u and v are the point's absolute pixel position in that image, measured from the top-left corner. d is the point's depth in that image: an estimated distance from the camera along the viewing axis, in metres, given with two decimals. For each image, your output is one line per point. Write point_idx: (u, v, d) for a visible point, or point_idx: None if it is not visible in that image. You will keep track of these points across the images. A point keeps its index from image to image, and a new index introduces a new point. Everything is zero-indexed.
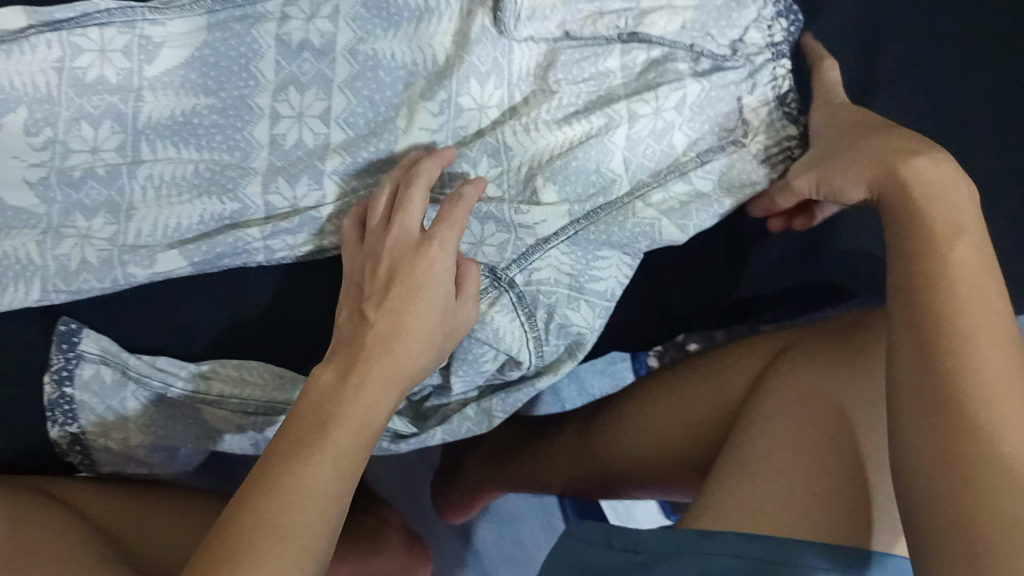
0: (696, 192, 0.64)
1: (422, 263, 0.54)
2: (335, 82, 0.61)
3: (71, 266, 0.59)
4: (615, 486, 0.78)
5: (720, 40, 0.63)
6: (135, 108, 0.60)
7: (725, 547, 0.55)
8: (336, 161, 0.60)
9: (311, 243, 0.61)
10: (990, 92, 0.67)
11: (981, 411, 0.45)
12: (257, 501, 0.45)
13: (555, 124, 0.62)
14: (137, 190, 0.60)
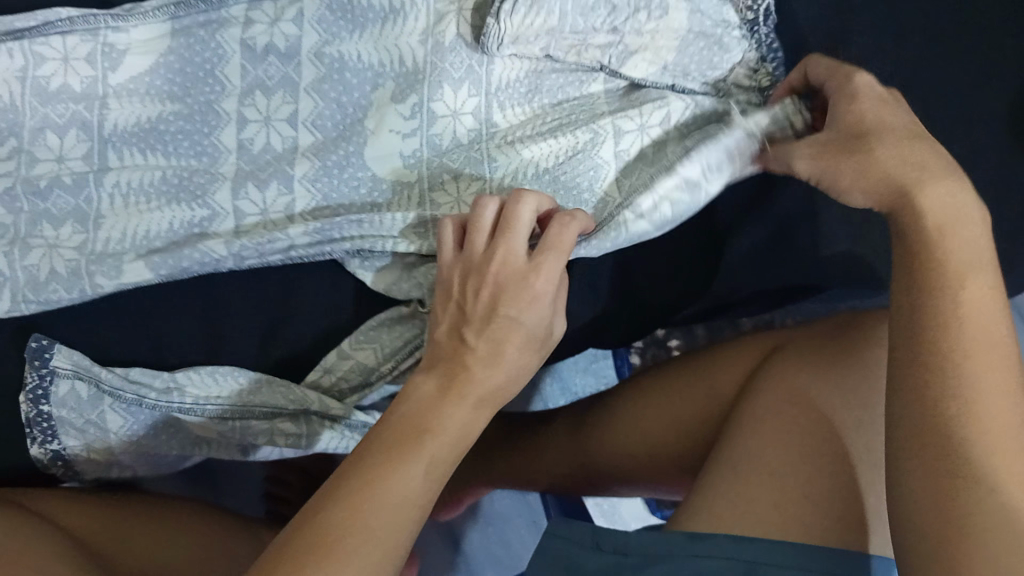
0: (683, 179, 0.56)
1: (527, 289, 0.48)
2: (301, 85, 0.61)
3: (41, 277, 0.58)
4: (603, 484, 0.75)
5: (699, 79, 0.61)
6: (100, 115, 0.60)
7: (709, 550, 0.54)
8: (306, 165, 0.60)
9: (281, 255, 0.58)
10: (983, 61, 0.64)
11: (975, 423, 0.42)
12: (351, 496, 0.41)
13: (540, 138, 0.59)
14: (105, 198, 0.60)
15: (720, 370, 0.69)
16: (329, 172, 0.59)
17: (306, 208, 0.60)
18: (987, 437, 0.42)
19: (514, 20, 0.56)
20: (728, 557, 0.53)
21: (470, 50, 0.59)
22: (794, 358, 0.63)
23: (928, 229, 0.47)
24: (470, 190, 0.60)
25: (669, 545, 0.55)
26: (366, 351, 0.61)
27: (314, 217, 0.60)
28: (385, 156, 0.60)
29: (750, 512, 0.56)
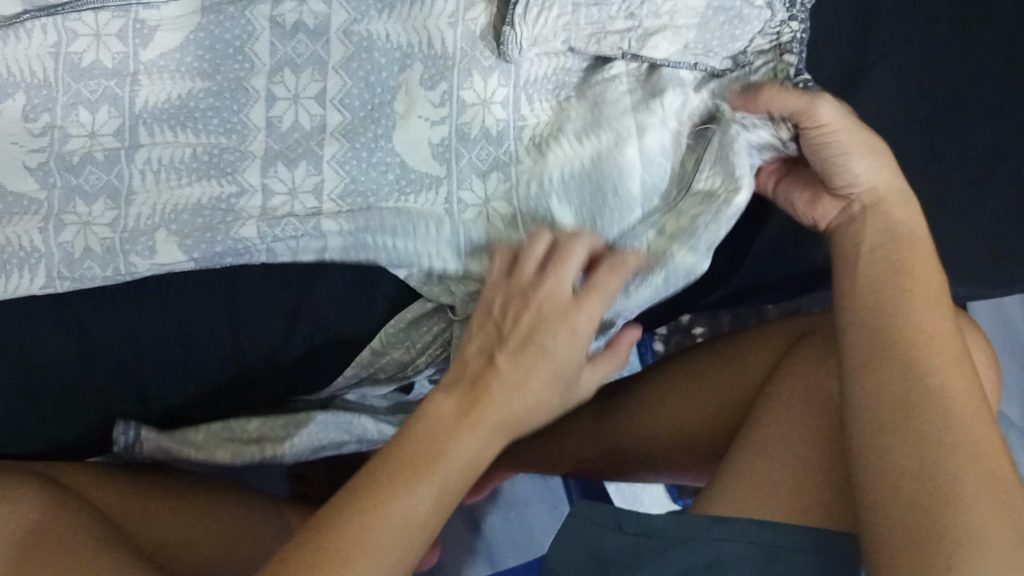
0: (703, 193, 0.58)
1: (564, 326, 0.51)
2: (330, 64, 0.61)
3: (75, 254, 0.59)
4: (629, 469, 0.76)
5: (721, 54, 0.60)
6: (131, 92, 0.60)
7: (737, 534, 0.54)
8: (335, 147, 0.60)
9: (316, 252, 0.61)
10: (987, 68, 0.67)
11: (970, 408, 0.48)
12: (359, 510, 0.45)
13: (573, 135, 0.60)
14: (137, 174, 0.60)
15: (749, 351, 0.69)
16: (357, 154, 0.60)
17: (335, 189, 0.60)
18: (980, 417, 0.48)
19: (529, 22, 0.58)
20: (750, 542, 0.54)
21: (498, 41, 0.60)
22: (825, 336, 0.63)
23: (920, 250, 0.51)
24: (497, 186, 0.61)
25: (692, 530, 0.55)
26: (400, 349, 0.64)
27: (342, 198, 0.60)
28: (413, 142, 0.61)
29: (774, 493, 0.56)
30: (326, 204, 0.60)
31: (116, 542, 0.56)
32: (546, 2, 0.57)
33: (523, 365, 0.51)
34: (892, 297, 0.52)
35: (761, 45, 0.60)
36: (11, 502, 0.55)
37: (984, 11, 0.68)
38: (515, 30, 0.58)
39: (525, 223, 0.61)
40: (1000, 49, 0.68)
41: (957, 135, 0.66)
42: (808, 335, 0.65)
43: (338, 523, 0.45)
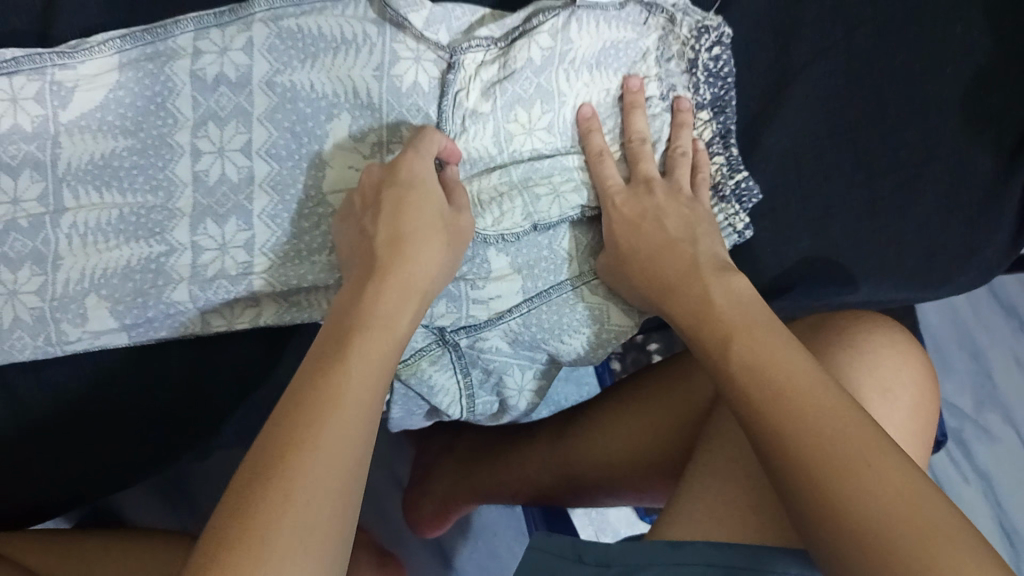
0: None
1: (404, 169, 0.54)
2: (254, 115, 0.60)
3: (4, 324, 0.59)
4: (588, 494, 0.76)
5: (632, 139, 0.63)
6: (53, 155, 0.59)
7: (693, 556, 0.54)
8: (264, 201, 0.60)
9: (248, 318, 0.62)
10: (909, 69, 0.67)
11: (832, 436, 0.44)
12: (273, 453, 0.41)
13: (500, 198, 0.60)
14: (63, 238, 0.59)
15: (692, 367, 0.70)
16: (289, 206, 0.61)
17: (267, 243, 0.61)
18: (847, 439, 0.43)
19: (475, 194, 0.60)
20: (703, 564, 0.54)
21: (430, 99, 0.62)
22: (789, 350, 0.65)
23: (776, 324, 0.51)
24: None
25: (653, 555, 0.55)
26: None
27: (275, 253, 0.61)
28: (345, 192, 0.61)
29: (743, 520, 0.57)
30: (258, 258, 0.60)
31: None
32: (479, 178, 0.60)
33: (393, 207, 0.53)
34: (763, 341, 0.50)
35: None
36: None
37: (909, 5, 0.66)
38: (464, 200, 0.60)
39: (461, 273, 0.61)
40: (918, 47, 0.67)
41: (883, 142, 0.67)
42: None
43: (292, 419, 0.43)
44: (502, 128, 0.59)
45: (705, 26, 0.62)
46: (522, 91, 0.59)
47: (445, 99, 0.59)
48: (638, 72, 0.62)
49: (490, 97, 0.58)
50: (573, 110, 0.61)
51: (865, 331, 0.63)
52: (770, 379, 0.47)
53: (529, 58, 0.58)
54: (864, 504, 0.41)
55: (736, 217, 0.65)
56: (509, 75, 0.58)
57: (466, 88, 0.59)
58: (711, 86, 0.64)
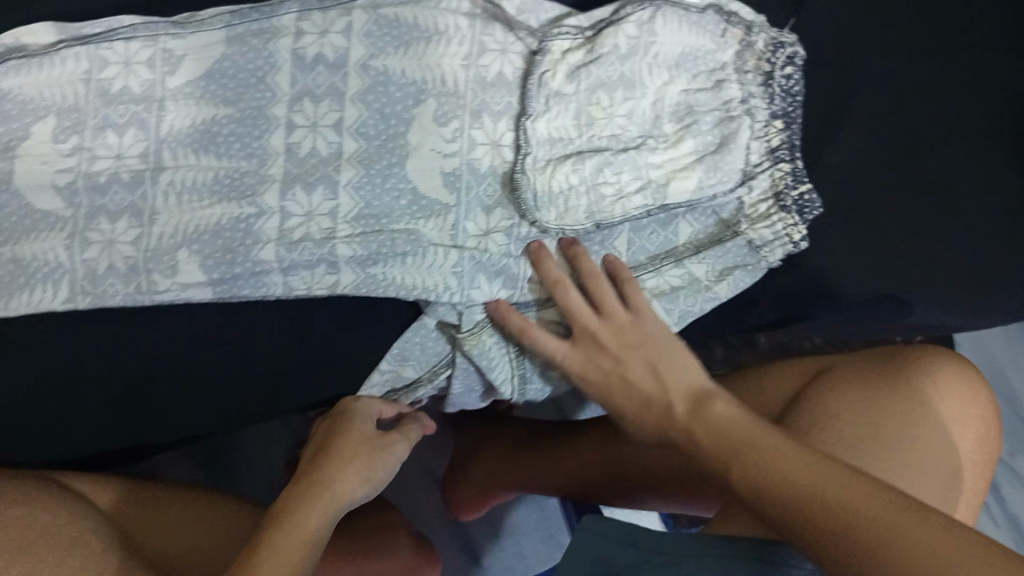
0: (687, 272, 0.67)
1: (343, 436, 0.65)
2: (347, 95, 0.64)
3: (98, 270, 0.62)
4: (638, 492, 0.80)
5: (705, 133, 0.65)
6: (158, 117, 0.63)
7: (746, 550, 0.58)
8: (351, 173, 0.64)
9: (327, 285, 0.64)
10: (962, 102, 0.71)
11: (844, 498, 0.49)
12: None
13: (567, 186, 0.64)
14: (160, 195, 0.63)
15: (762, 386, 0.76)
16: (372, 180, 0.64)
17: (350, 212, 0.64)
18: (856, 502, 0.49)
19: (543, 174, 0.63)
20: (755, 557, 0.57)
21: (511, 90, 0.66)
22: (844, 387, 0.69)
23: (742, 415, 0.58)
24: (500, 225, 0.66)
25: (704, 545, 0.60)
26: (409, 366, 0.69)
27: (357, 221, 0.64)
28: (427, 171, 0.65)
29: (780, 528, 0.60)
30: (340, 224, 0.64)
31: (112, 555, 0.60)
32: (549, 162, 0.64)
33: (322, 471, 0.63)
34: (743, 428, 0.57)
35: (759, 150, 0.66)
36: (15, 498, 0.58)
37: (963, 46, 0.71)
38: (529, 178, 0.63)
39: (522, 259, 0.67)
40: (972, 83, 0.71)
41: (939, 166, 0.70)
42: (826, 371, 0.73)
43: None
44: (584, 112, 0.64)
45: (780, 42, 0.66)
46: (606, 76, 0.64)
47: (531, 80, 0.63)
48: (715, 77, 0.66)
49: (574, 79, 0.63)
50: (651, 106, 0.65)
51: (925, 354, 0.70)
52: (770, 465, 0.53)
53: (614, 44, 0.63)
54: (895, 548, 0.45)
55: (793, 229, 0.65)
56: (594, 60, 0.63)
57: (552, 70, 0.64)
58: (784, 103, 0.66)
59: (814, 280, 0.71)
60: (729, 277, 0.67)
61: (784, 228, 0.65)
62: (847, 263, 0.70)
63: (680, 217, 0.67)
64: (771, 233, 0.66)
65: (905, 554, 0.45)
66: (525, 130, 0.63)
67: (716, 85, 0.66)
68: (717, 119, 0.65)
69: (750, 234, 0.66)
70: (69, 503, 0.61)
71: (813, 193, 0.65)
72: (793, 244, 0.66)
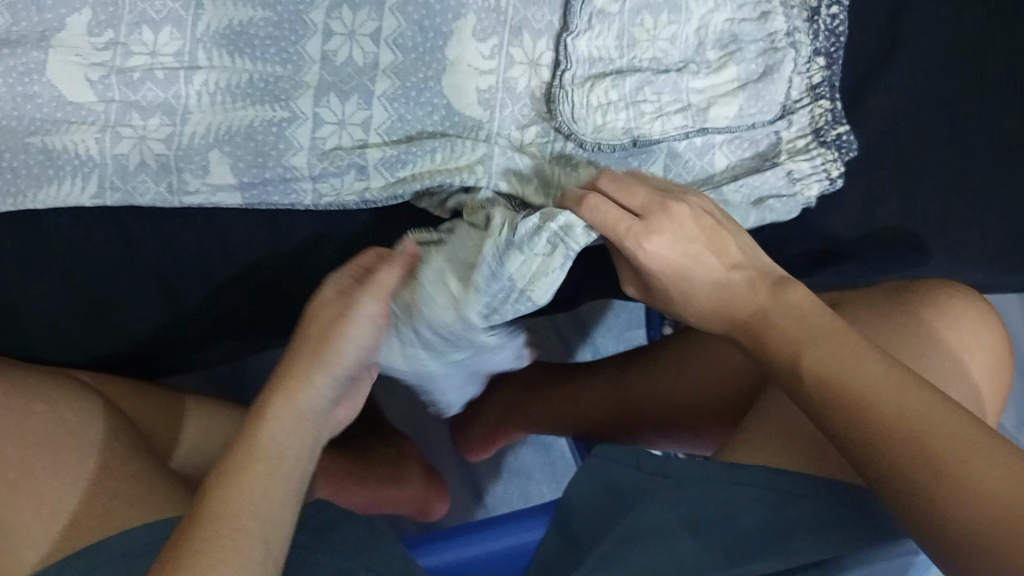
0: (722, 199, 0.65)
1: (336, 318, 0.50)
2: (387, 4, 0.63)
3: (130, 166, 0.62)
4: (641, 432, 0.79)
5: (748, 62, 0.65)
6: (195, 15, 0.62)
7: (745, 479, 0.56)
8: (386, 84, 0.63)
9: (356, 192, 0.64)
10: (1007, 53, 0.69)
11: (956, 462, 0.39)
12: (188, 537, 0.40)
13: (602, 107, 0.64)
14: (193, 94, 0.63)
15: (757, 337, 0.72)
16: (407, 93, 0.63)
17: (382, 124, 0.64)
18: (966, 470, 0.39)
19: (580, 89, 0.63)
20: (761, 488, 0.55)
21: (554, 7, 0.64)
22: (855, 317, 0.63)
23: (811, 329, 0.48)
24: (532, 146, 0.66)
25: (708, 471, 0.58)
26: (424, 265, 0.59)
27: (389, 133, 0.64)
28: (461, 86, 0.64)
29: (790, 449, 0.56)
30: (372, 136, 0.64)
31: (137, 453, 0.59)
32: (588, 78, 0.64)
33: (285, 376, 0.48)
34: (845, 353, 0.45)
35: (800, 86, 0.65)
36: (40, 394, 0.58)
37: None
38: (566, 93, 0.63)
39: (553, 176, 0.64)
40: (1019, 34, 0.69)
41: (980, 116, 0.69)
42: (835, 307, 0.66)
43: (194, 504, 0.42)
44: (626, 34, 0.64)
45: None
46: None
47: None
48: (762, 9, 0.65)
49: None
50: (695, 32, 0.65)
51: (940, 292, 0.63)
52: (860, 403, 0.43)
53: None
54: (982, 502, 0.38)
55: (832, 164, 0.65)
56: None
57: None
58: (828, 41, 0.65)
59: (846, 226, 0.70)
60: (764, 209, 0.65)
61: (822, 163, 0.65)
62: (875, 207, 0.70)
63: (716, 148, 0.65)
64: (810, 167, 0.65)
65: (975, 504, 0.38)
66: (565, 46, 0.63)
67: (762, 16, 0.65)
68: (762, 50, 0.65)
69: (789, 165, 0.65)
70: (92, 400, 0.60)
71: (850, 135, 0.65)
72: (829, 180, 0.65)
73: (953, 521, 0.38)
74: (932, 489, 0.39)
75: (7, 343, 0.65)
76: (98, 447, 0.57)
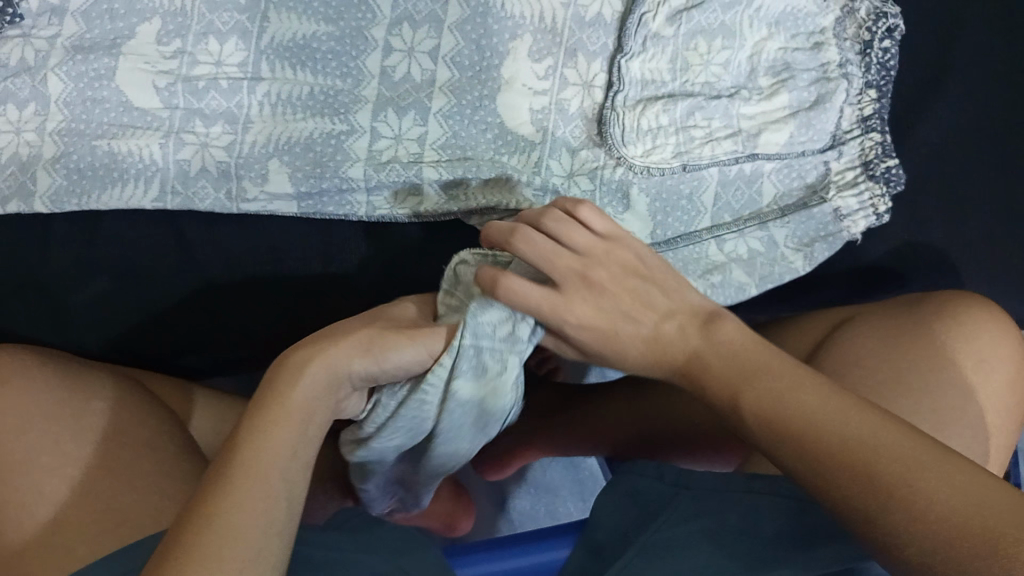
0: (769, 234, 0.66)
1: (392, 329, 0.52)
2: (446, 23, 0.65)
3: (191, 171, 0.64)
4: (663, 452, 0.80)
5: (800, 87, 0.66)
6: (260, 28, 0.64)
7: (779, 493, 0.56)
8: (442, 101, 0.65)
9: (408, 207, 0.66)
10: None
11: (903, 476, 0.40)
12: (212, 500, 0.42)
13: (653, 131, 0.65)
14: (255, 104, 0.64)
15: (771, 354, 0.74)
16: (462, 110, 0.65)
17: (437, 140, 0.65)
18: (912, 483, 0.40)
19: (632, 112, 0.65)
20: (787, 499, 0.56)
21: (609, 31, 0.66)
22: (860, 340, 0.63)
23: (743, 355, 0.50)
24: (584, 167, 0.66)
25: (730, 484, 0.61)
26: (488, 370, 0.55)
27: (443, 149, 0.65)
28: (514, 106, 0.65)
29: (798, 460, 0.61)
30: (427, 150, 0.65)
31: (182, 452, 0.60)
32: (641, 100, 0.65)
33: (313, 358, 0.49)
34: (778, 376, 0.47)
35: (851, 117, 0.66)
36: (86, 389, 0.59)
37: None
38: (618, 115, 0.65)
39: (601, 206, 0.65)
40: None
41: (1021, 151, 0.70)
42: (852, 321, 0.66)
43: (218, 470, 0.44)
44: (680, 57, 0.66)
45: (883, 12, 0.66)
46: (707, 23, 0.65)
47: (631, 19, 0.64)
48: (814, 40, 0.67)
49: (675, 22, 0.65)
50: (747, 58, 0.66)
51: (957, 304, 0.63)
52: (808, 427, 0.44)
53: None
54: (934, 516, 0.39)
55: (879, 199, 0.65)
56: (697, 5, 0.65)
57: (653, 11, 0.65)
58: (878, 76, 0.66)
59: (889, 259, 0.70)
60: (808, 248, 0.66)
61: (870, 197, 0.65)
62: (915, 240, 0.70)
63: (765, 177, 0.66)
64: (857, 202, 0.66)
65: (924, 513, 0.39)
66: (620, 68, 0.64)
67: (815, 46, 0.67)
68: (815, 78, 0.66)
69: (837, 200, 0.66)
70: (138, 397, 0.61)
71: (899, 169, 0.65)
72: (877, 215, 0.65)
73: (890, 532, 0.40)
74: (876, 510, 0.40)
75: (54, 337, 0.64)
76: (144, 442, 0.58)
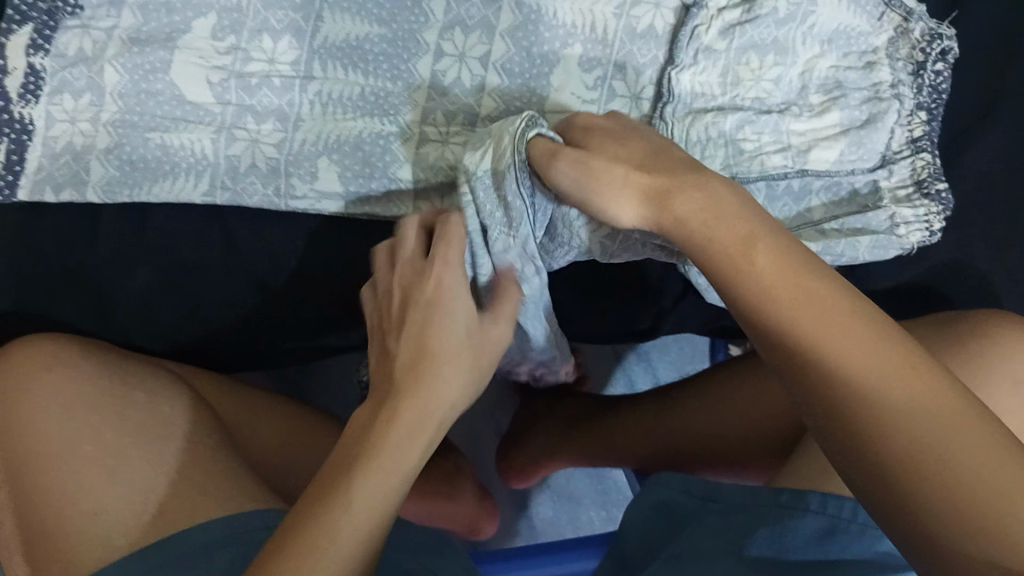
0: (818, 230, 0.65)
1: (432, 284, 0.50)
2: (497, 29, 0.65)
3: (240, 167, 0.64)
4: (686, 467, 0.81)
5: (851, 106, 0.66)
6: (314, 27, 0.65)
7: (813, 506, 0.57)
8: (491, 108, 0.65)
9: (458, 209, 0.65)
10: None
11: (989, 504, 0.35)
12: (315, 503, 0.42)
13: (703, 142, 0.65)
14: (306, 103, 0.65)
15: None
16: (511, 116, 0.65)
17: None
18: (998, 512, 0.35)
19: (680, 122, 0.65)
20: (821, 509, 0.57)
21: (660, 44, 0.67)
22: None
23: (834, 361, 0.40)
24: None
25: (756, 497, 0.61)
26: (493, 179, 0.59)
27: None
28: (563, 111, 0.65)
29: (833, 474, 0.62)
30: None
31: (220, 444, 0.60)
32: (689, 111, 0.65)
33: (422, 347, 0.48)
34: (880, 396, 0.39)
35: (901, 138, 0.66)
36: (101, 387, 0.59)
37: None
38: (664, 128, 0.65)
39: None
40: None
41: None
42: None
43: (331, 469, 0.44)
44: (731, 71, 0.65)
45: (938, 33, 0.65)
46: (759, 38, 0.65)
47: (684, 31, 0.65)
48: (867, 60, 0.67)
49: (727, 36, 0.65)
50: (798, 75, 0.66)
51: (991, 329, 0.64)
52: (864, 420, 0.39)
53: (774, 8, 0.64)
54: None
55: (934, 216, 0.65)
56: (751, 20, 0.65)
57: (706, 25, 0.65)
58: (930, 96, 0.66)
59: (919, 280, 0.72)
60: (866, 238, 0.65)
61: (925, 214, 0.65)
62: (940, 263, 0.71)
63: (813, 192, 0.66)
64: (912, 216, 0.65)
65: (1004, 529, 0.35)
66: (670, 79, 0.65)
67: (867, 66, 0.67)
68: (866, 98, 0.66)
69: (891, 212, 0.65)
70: (166, 391, 0.61)
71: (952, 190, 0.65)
72: (931, 232, 0.65)
73: (922, 516, 0.37)
74: (902, 484, 0.38)
75: (101, 327, 0.65)
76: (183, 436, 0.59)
